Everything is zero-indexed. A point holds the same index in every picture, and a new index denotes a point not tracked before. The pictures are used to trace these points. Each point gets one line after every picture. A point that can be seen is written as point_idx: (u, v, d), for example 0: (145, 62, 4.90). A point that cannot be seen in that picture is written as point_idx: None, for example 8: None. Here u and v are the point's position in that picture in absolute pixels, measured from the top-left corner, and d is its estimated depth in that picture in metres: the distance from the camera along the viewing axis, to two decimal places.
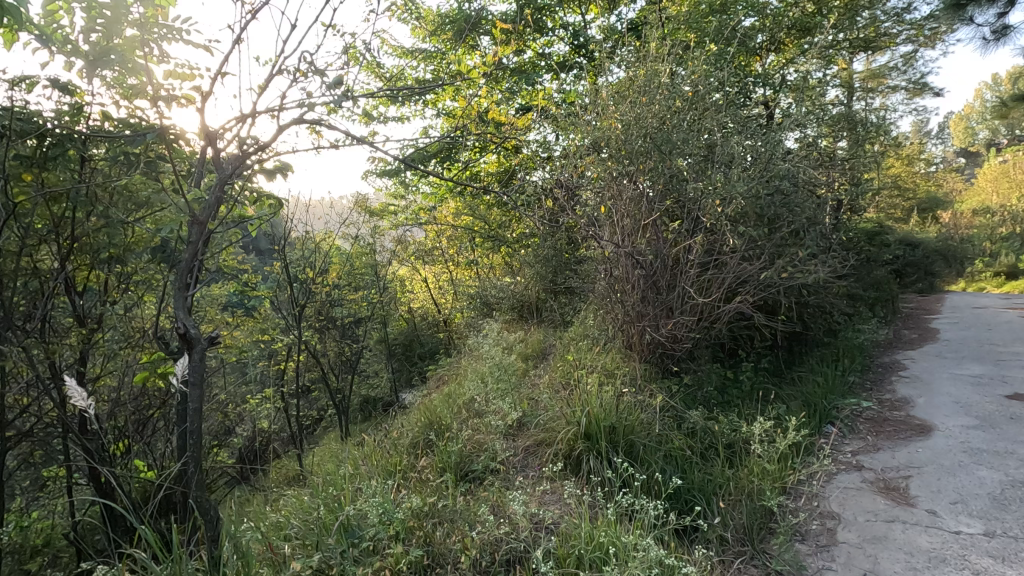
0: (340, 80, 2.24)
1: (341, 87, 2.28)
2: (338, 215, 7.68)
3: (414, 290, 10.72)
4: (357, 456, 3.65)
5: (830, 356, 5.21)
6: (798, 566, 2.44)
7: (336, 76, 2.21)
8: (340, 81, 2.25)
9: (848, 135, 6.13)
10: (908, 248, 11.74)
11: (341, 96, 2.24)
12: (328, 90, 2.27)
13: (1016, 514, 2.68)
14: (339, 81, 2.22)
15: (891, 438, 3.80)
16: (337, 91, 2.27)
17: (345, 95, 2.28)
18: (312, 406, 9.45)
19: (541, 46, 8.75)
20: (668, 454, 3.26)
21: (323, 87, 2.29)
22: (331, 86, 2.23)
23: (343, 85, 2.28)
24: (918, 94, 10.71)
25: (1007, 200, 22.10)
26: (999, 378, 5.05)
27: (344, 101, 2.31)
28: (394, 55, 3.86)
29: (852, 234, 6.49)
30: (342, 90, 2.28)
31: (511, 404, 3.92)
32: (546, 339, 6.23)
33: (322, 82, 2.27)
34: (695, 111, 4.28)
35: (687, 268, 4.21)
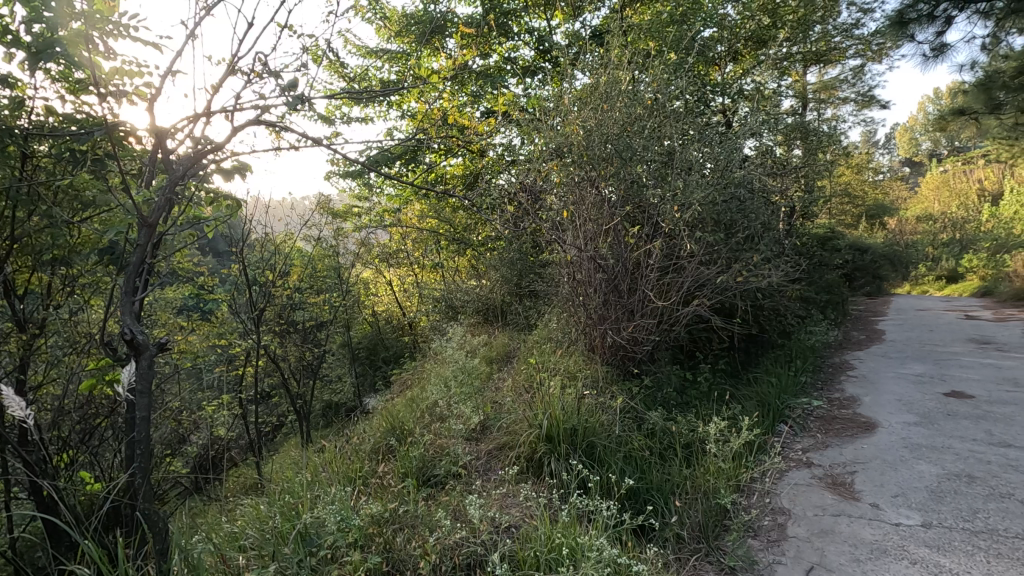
0: (295, 83, 2.21)
1: (297, 90, 2.24)
2: (299, 215, 7.38)
3: (379, 293, 10.58)
4: (317, 463, 3.58)
5: (784, 357, 5.40)
6: (750, 561, 2.51)
7: (290, 78, 2.17)
8: (296, 84, 2.22)
9: (801, 144, 6.38)
10: (857, 253, 12.28)
11: (297, 100, 2.21)
12: (283, 93, 2.23)
13: (951, 506, 2.83)
14: (294, 83, 2.19)
15: (839, 435, 3.96)
16: (292, 94, 2.23)
17: (301, 98, 2.25)
18: (272, 412, 9.21)
19: (507, 50, 8.80)
20: (628, 455, 3.32)
21: (278, 89, 2.25)
22: (286, 89, 2.20)
23: (299, 88, 2.25)
24: (866, 106, 11.24)
25: (947, 208, 23.38)
26: (938, 377, 5.34)
27: (299, 104, 2.28)
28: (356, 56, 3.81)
29: (805, 239, 6.75)
30: (298, 93, 2.25)
31: (473, 408, 3.92)
32: (511, 341, 6.25)
33: (276, 84, 2.23)
34: (656, 119, 4.38)
35: (647, 272, 4.29)
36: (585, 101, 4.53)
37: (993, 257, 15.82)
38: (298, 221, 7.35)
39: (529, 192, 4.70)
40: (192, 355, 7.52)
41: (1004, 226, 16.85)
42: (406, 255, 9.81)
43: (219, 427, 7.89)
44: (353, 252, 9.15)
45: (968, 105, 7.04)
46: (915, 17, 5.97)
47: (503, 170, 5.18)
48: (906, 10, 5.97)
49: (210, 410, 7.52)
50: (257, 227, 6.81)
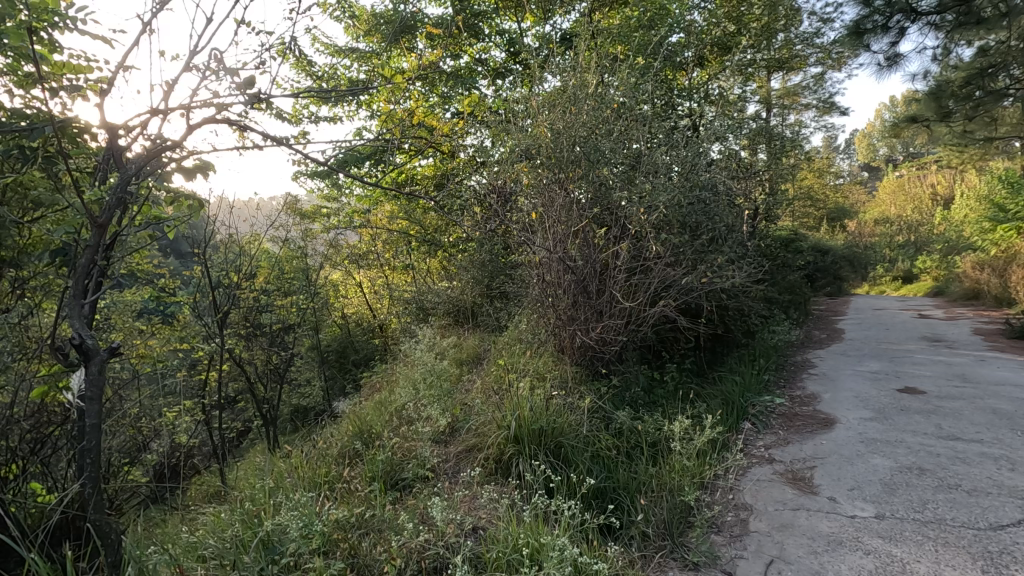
0: (252, 81, 2.16)
1: (254, 88, 2.20)
2: (266, 217, 7.16)
3: (348, 295, 10.43)
4: (282, 469, 3.50)
5: (748, 356, 5.54)
6: (713, 557, 2.56)
7: (246, 76, 2.12)
8: (253, 82, 2.17)
9: (765, 148, 6.56)
10: (818, 255, 12.68)
11: (254, 98, 2.16)
12: (239, 91, 2.18)
13: (902, 498, 2.95)
14: (249, 82, 2.14)
15: (799, 431, 4.08)
16: (248, 92, 2.19)
17: (258, 97, 2.20)
18: (237, 418, 8.98)
19: (478, 51, 8.79)
20: (595, 454, 3.35)
21: (234, 87, 2.20)
22: (242, 87, 2.15)
23: (256, 87, 2.20)
24: (826, 112, 11.63)
25: (903, 212, 24.36)
26: (893, 373, 5.55)
27: (257, 103, 2.23)
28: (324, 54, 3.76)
29: (769, 241, 6.93)
30: (255, 91, 2.20)
31: (442, 410, 3.90)
32: (482, 343, 6.24)
33: (232, 81, 2.17)
34: (623, 122, 4.44)
35: (615, 274, 4.34)
36: (553, 103, 4.55)
37: (945, 259, 16.53)
38: (265, 222, 7.18)
39: (499, 194, 4.72)
40: (152, 360, 7.28)
41: (955, 229, 17.63)
42: (376, 256, 9.70)
43: (181, 434, 7.65)
44: (322, 253, 9.02)
45: (920, 113, 7.35)
46: (871, 27, 6.20)
47: (474, 171, 5.19)
48: (862, 20, 6.19)
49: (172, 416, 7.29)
50: (221, 228, 6.64)
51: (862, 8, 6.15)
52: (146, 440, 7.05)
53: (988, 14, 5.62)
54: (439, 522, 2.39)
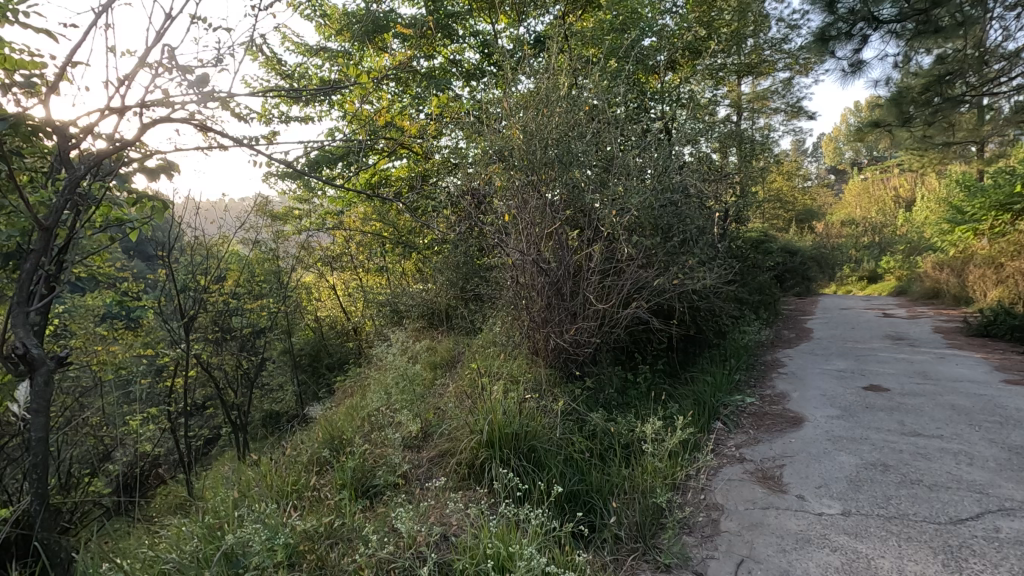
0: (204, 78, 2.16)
1: (207, 86, 2.18)
2: (235, 218, 7.01)
3: (321, 297, 10.27)
4: (249, 478, 3.41)
5: (719, 356, 5.63)
6: (685, 558, 2.57)
7: (199, 73, 2.15)
8: (207, 81, 2.15)
9: (735, 151, 6.67)
10: (787, 256, 12.98)
11: (206, 97, 2.13)
12: (191, 89, 2.16)
13: (867, 494, 3.01)
14: (201, 80, 2.12)
15: (769, 430, 4.14)
16: (201, 90, 2.16)
17: (212, 95, 2.18)
18: (205, 424, 8.75)
19: (452, 53, 8.76)
20: (569, 458, 3.34)
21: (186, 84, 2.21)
22: (195, 84, 2.12)
23: (209, 85, 2.18)
24: (794, 117, 11.94)
25: (868, 213, 25.09)
26: (859, 371, 5.68)
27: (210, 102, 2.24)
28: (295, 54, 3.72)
29: (739, 242, 7.06)
30: (208, 90, 2.18)
31: (414, 415, 3.86)
32: (456, 346, 6.20)
33: (184, 78, 2.22)
34: (595, 124, 4.48)
35: (589, 276, 4.35)
36: (526, 105, 4.55)
37: (907, 259, 17.07)
38: (233, 223, 7.01)
39: (473, 196, 4.71)
40: (115, 366, 7.04)
41: (917, 230, 18.24)
42: (349, 258, 9.56)
43: (146, 442, 7.41)
44: (295, 255, 8.88)
45: (882, 118, 7.57)
46: (835, 34, 6.37)
47: (448, 172, 5.16)
48: (827, 28, 6.34)
49: (136, 425, 7.05)
50: (188, 231, 6.46)
51: (827, 16, 6.31)
52: (107, 450, 6.80)
53: (945, 23, 5.84)
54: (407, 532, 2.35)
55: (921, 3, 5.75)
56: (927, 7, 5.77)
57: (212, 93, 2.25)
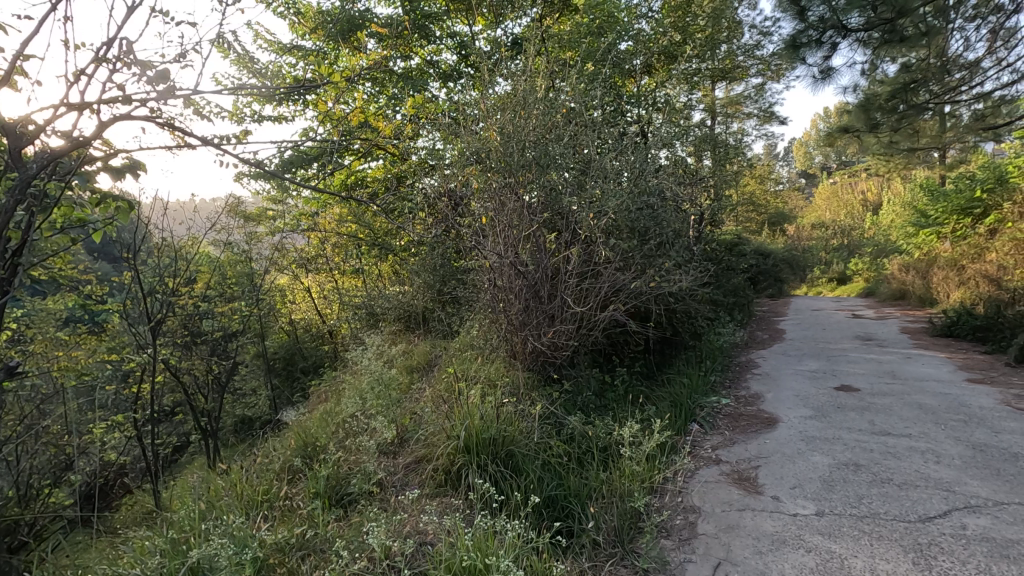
0: (163, 74, 2.07)
1: (167, 83, 2.08)
2: (205, 219, 6.81)
3: (296, 300, 10.12)
4: (218, 487, 3.31)
5: (694, 358, 5.68)
6: (663, 562, 2.56)
7: (159, 68, 2.05)
8: (167, 77, 2.04)
9: (710, 155, 6.76)
10: (760, 258, 13.21)
11: (166, 94, 2.03)
12: (151, 85, 2.06)
13: (840, 494, 3.05)
14: (160, 76, 2.01)
15: (744, 431, 4.18)
16: (160, 86, 2.05)
17: (172, 93, 2.07)
18: (174, 432, 8.49)
19: (429, 53, 8.69)
20: (546, 462, 3.32)
21: (146, 81, 2.12)
22: (154, 81, 2.01)
23: (169, 81, 2.08)
24: (766, 121, 12.18)
25: (837, 216, 25.72)
26: (830, 372, 5.79)
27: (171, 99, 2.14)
28: (271, 51, 3.64)
29: (714, 245, 7.15)
30: (168, 86, 2.08)
31: (389, 421, 3.79)
32: (432, 349, 6.13)
33: (143, 74, 2.12)
34: (572, 128, 4.48)
35: (566, 278, 4.34)
36: (503, 107, 4.52)
37: (874, 261, 17.56)
38: (203, 224, 6.81)
39: (449, 198, 4.69)
40: (77, 373, 6.78)
41: (883, 233, 18.75)
42: (324, 260, 9.42)
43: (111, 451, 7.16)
44: (268, 257, 8.71)
45: (851, 124, 7.71)
46: (806, 42, 6.49)
47: (425, 173, 5.10)
48: (798, 34, 6.47)
49: (100, 433, 6.80)
50: (155, 232, 6.25)
51: (798, 23, 6.43)
52: (70, 459, 6.54)
53: (909, 33, 6.07)
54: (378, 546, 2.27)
55: (888, 13, 5.90)
56: (894, 17, 5.93)
57: (173, 89, 2.15)
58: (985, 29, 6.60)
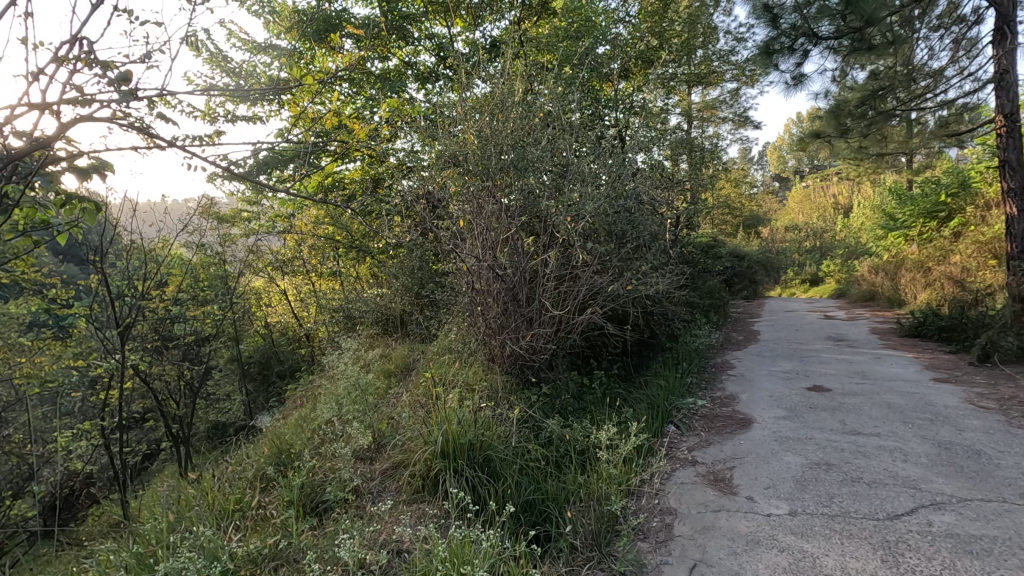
0: (125, 75, 2.00)
1: (130, 85, 2.02)
2: (176, 221, 6.64)
3: (272, 303, 9.96)
4: (189, 496, 3.23)
5: (671, 360, 5.74)
6: (640, 565, 2.57)
7: (122, 68, 2.00)
8: (129, 78, 1.98)
9: (686, 158, 6.86)
10: (736, 260, 13.44)
11: (129, 96, 1.96)
12: (112, 87, 1.99)
13: (812, 493, 3.11)
14: (121, 77, 1.95)
15: (719, 432, 4.24)
16: (122, 88, 1.99)
17: (135, 94, 2.02)
18: (144, 439, 8.27)
19: (407, 55, 8.66)
20: (524, 466, 3.31)
21: (107, 81, 2.05)
22: (116, 82, 1.95)
23: (132, 83, 2.01)
24: (741, 126, 12.42)
25: (809, 218, 26.30)
26: (802, 372, 5.91)
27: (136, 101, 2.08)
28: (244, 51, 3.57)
29: (690, 248, 7.25)
30: (131, 88, 2.01)
31: (366, 427, 3.75)
32: (411, 352, 6.09)
33: (104, 75, 2.05)
34: (550, 132, 4.50)
35: (545, 282, 4.35)
36: (480, 109, 4.52)
37: (845, 263, 17.96)
38: (175, 226, 6.65)
39: (427, 200, 4.66)
40: (41, 380, 6.56)
41: (854, 235, 19.21)
42: (301, 262, 9.29)
43: (77, 460, 6.95)
44: (243, 259, 8.55)
45: (822, 130, 7.80)
46: (779, 48, 6.63)
47: (404, 176, 5.05)
48: (771, 41, 6.62)
49: (65, 441, 6.58)
50: (124, 234, 6.08)
51: (771, 31, 6.57)
52: (33, 469, 6.33)
53: (877, 41, 6.33)
54: (349, 558, 2.23)
55: (857, 22, 6.07)
56: (862, 26, 6.11)
57: (137, 91, 2.08)
58: (948, 38, 6.82)
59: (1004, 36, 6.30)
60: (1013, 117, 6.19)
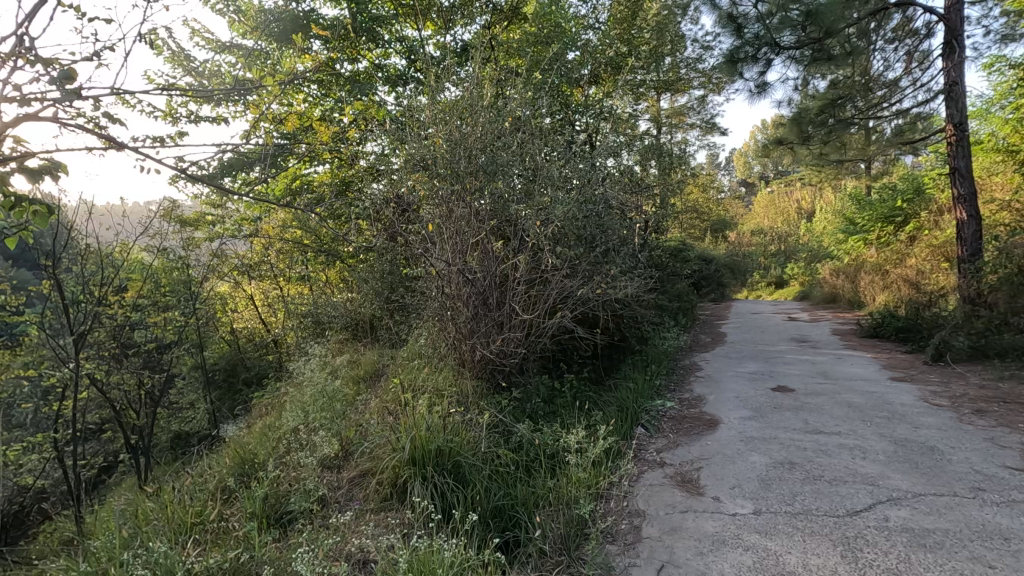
0: (70, 72, 1.92)
1: (75, 84, 1.94)
2: (136, 224, 6.45)
3: (238, 309, 9.78)
4: (147, 510, 3.12)
5: (641, 363, 5.81)
6: (608, 568, 2.57)
7: (66, 65, 1.92)
8: (73, 77, 1.90)
9: (655, 163, 6.97)
10: (704, 264, 13.71)
11: (72, 95, 1.89)
12: (54, 86, 1.91)
13: (775, 492, 3.18)
14: (63, 76, 1.87)
15: (687, 434, 4.30)
16: (64, 87, 1.91)
17: (80, 94, 1.93)
18: (101, 451, 7.93)
19: (377, 57, 8.62)
20: (493, 472, 3.30)
21: (48, 78, 1.97)
22: (59, 80, 1.87)
23: (76, 81, 1.93)
24: (708, 132, 12.71)
25: (774, 222, 26.99)
26: (767, 373, 6.05)
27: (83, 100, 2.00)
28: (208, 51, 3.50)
29: (659, 252, 7.35)
30: (75, 87, 1.93)
31: (333, 435, 3.68)
32: (381, 358, 6.02)
33: (45, 73, 1.97)
34: (519, 137, 4.51)
35: (515, 286, 4.35)
36: (449, 113, 4.48)
37: (809, 266, 18.49)
38: (134, 229, 6.44)
39: (397, 204, 4.43)
40: None
41: (816, 239, 19.80)
42: (268, 266, 9.17)
43: (28, 474, 6.65)
44: (206, 264, 8.15)
45: (785, 137, 8.05)
46: (744, 57, 6.79)
47: (373, 179, 4.92)
48: (735, 50, 6.78)
49: (14, 455, 6.27)
50: (80, 238, 5.86)
51: (735, 40, 6.73)
52: None
53: (836, 52, 6.55)
54: (311, 570, 2.18)
55: (816, 33, 6.29)
56: (822, 37, 6.33)
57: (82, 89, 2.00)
58: (902, 50, 7.10)
59: (953, 48, 6.59)
60: (962, 127, 6.51)
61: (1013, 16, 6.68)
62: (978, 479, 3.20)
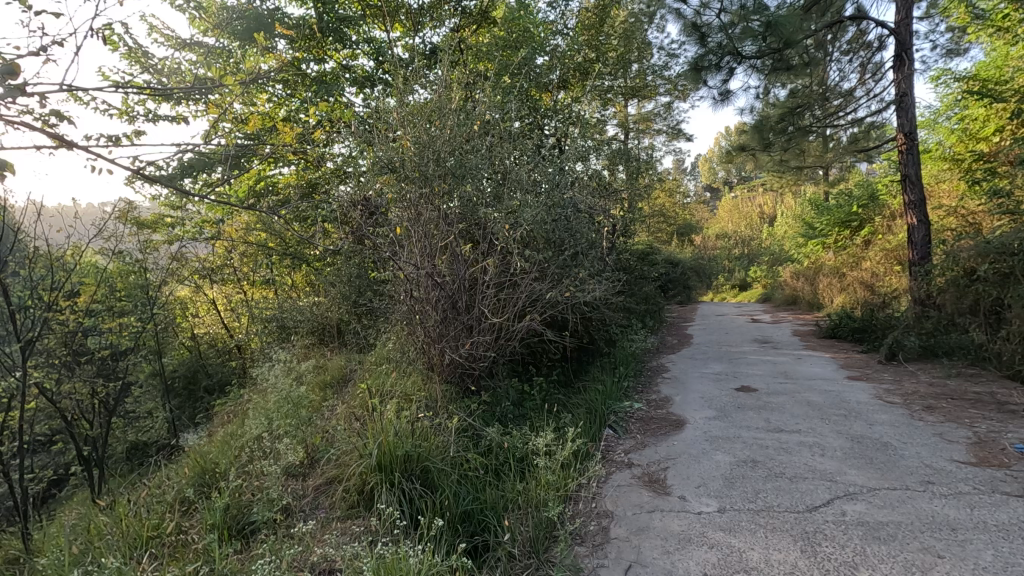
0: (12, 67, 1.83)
1: (18, 79, 1.84)
2: (89, 227, 6.24)
3: (199, 314, 9.52)
4: (99, 525, 2.98)
5: (609, 365, 5.88)
6: (577, 569, 2.59)
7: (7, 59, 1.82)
8: (17, 72, 1.81)
9: (623, 168, 7.06)
10: (670, 267, 13.97)
11: (16, 91, 1.80)
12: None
13: (739, 490, 3.25)
14: (5, 71, 1.78)
15: (654, 434, 4.36)
16: (6, 83, 1.82)
17: (24, 90, 1.84)
18: (51, 464, 7.48)
19: (344, 58, 8.53)
20: (462, 476, 3.28)
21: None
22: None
23: (18, 78, 1.84)
24: (674, 138, 12.98)
25: (737, 226, 27.69)
26: (731, 374, 6.20)
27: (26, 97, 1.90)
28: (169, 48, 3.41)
29: (627, 255, 7.45)
30: (18, 83, 1.84)
31: (299, 442, 3.60)
32: (348, 363, 5.93)
33: None
34: (488, 141, 4.51)
35: (484, 289, 4.35)
36: (417, 115, 4.45)
37: (771, 269, 19.04)
38: (88, 231, 6.24)
39: (364, 206, 4.38)
40: None
41: (778, 243, 20.40)
42: (231, 270, 9.09)
43: None
44: (166, 267, 8.12)
45: (747, 143, 8.28)
46: (708, 65, 6.96)
47: (340, 181, 4.84)
48: (699, 59, 6.93)
49: None
50: (28, 240, 5.59)
51: (699, 48, 6.87)
52: None
53: (794, 62, 6.78)
54: None
55: (777, 44, 6.49)
56: (781, 47, 6.54)
57: (25, 86, 1.90)
58: (856, 62, 7.40)
59: (903, 61, 6.90)
60: (912, 136, 6.81)
61: (958, 32, 7.03)
62: (928, 472, 3.34)
